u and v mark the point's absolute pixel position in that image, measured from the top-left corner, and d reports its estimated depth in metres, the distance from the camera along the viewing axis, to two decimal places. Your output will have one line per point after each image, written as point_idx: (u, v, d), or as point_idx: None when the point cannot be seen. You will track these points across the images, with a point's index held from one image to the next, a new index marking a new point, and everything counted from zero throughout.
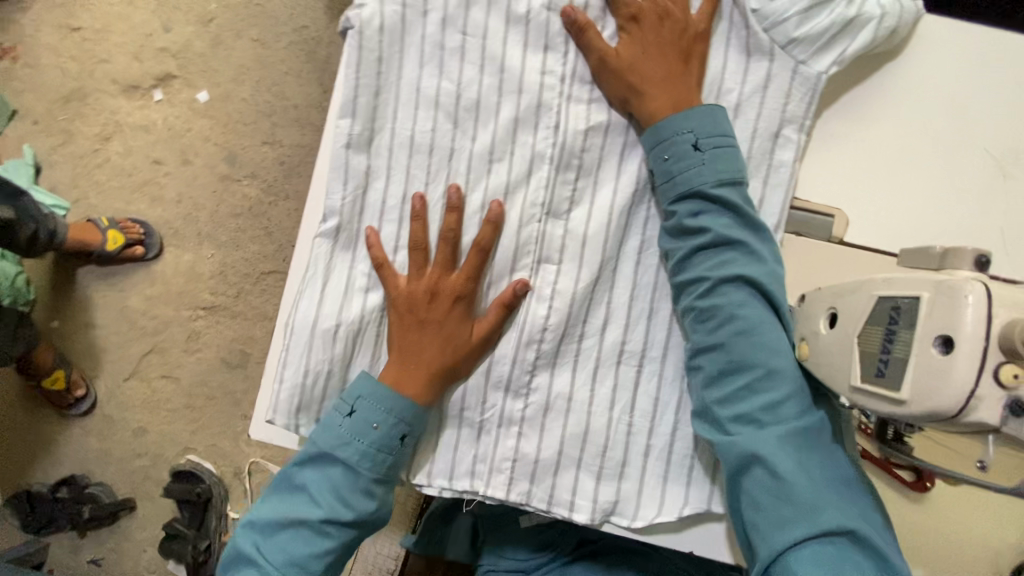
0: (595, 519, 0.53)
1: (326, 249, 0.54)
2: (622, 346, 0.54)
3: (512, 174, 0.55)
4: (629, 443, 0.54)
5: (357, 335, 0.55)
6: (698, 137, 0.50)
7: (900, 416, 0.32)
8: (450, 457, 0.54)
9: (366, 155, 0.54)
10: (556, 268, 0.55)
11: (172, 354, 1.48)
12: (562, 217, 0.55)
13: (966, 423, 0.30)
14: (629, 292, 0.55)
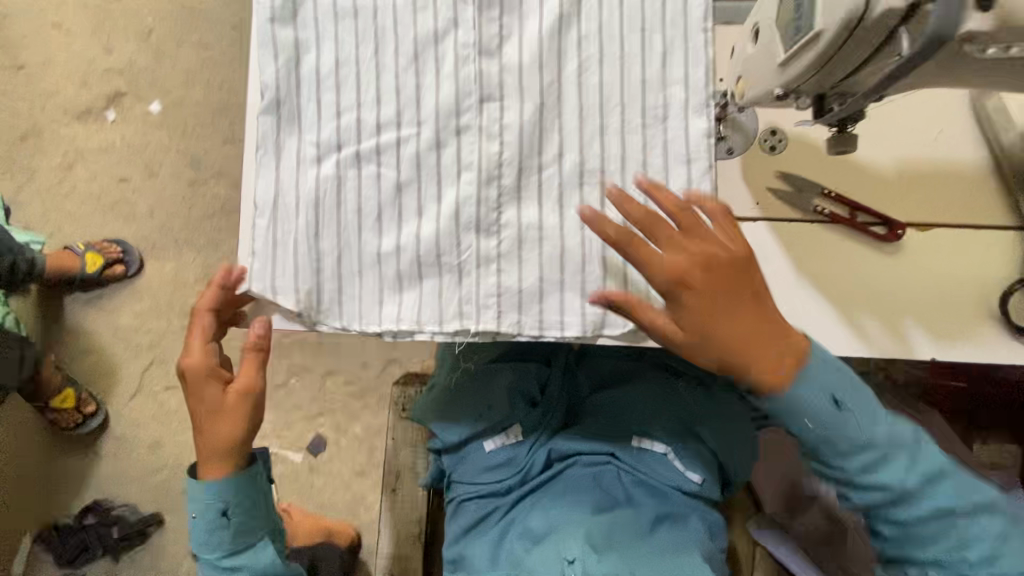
0: (587, 334, 0.54)
1: (272, 125, 0.55)
2: (581, 166, 0.54)
3: (436, 22, 0.55)
4: (607, 254, 0.54)
5: (320, 204, 0.55)
6: (837, 396, 0.51)
7: (820, 50, 0.35)
8: (435, 305, 0.55)
9: (292, 29, 0.55)
10: (499, 104, 0.55)
11: (174, 364, 1.40)
12: (495, 54, 0.55)
13: (876, 19, 0.33)
14: (577, 112, 0.54)
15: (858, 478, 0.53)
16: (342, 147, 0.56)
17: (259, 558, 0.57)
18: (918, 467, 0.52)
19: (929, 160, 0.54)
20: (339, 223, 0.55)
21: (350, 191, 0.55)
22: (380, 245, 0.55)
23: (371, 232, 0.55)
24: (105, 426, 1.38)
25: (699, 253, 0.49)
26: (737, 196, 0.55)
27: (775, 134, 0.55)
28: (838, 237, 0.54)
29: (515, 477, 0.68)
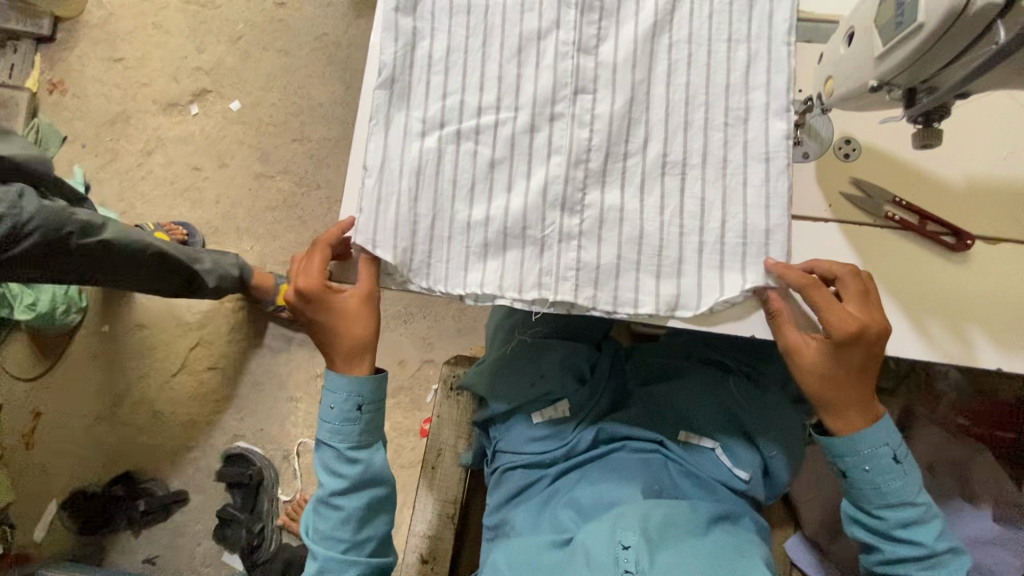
0: (659, 312, 0.57)
1: (384, 99, 0.61)
2: (664, 157, 0.58)
3: (541, 20, 0.60)
4: (683, 240, 0.57)
5: (420, 173, 0.60)
6: (898, 452, 0.56)
7: (914, 49, 0.37)
8: (516, 273, 0.59)
9: (411, 18, 0.61)
10: (592, 96, 0.59)
11: (217, 345, 1.41)
12: (592, 52, 0.60)
13: (974, 18, 0.34)
14: (664, 109, 0.59)
15: (894, 531, 0.57)
16: (445, 124, 0.60)
17: (375, 458, 0.64)
18: (946, 534, 0.57)
19: (998, 178, 0.57)
20: (436, 191, 0.60)
21: (448, 163, 0.60)
22: (470, 215, 0.60)
23: (463, 202, 0.60)
24: None
25: (878, 324, 0.53)
26: (810, 198, 0.58)
27: (849, 143, 0.58)
28: (906, 242, 0.57)
29: (560, 449, 0.75)
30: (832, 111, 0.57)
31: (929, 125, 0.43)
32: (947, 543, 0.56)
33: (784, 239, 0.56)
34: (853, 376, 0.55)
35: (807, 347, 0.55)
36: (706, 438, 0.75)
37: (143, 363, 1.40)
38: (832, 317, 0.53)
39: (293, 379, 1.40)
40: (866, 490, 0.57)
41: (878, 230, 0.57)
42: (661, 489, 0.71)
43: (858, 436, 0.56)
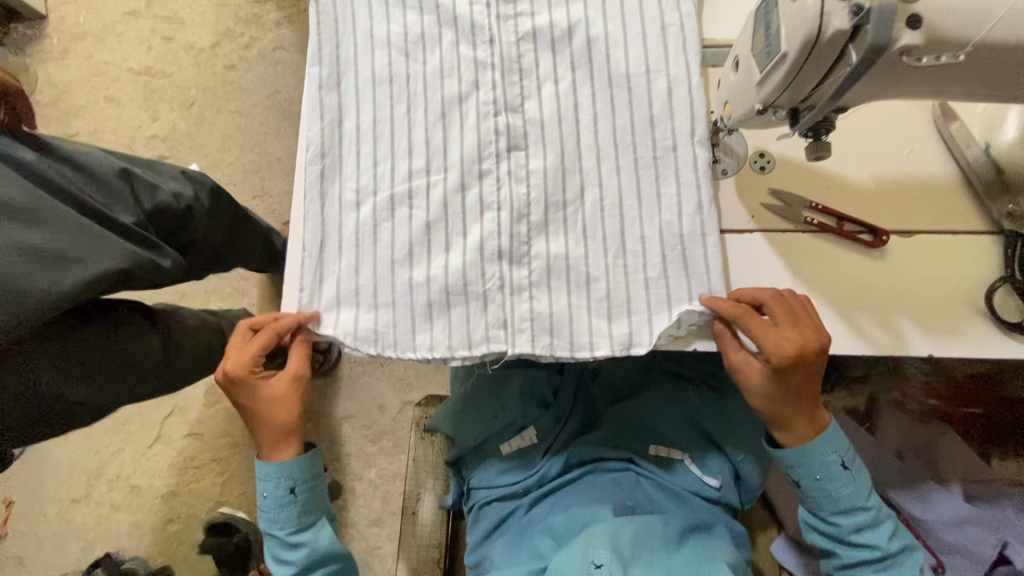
0: (616, 353, 0.58)
1: (316, 174, 0.63)
2: (602, 203, 0.60)
3: (461, 85, 0.63)
4: (629, 280, 0.59)
5: (359, 244, 0.61)
6: (846, 461, 0.59)
7: (783, 75, 0.40)
8: (463, 330, 0.59)
9: (336, 94, 0.64)
10: (524, 152, 0.61)
11: (193, 411, 1.38)
12: (517, 110, 0.62)
13: (830, 42, 0.37)
14: (595, 157, 0.61)
15: (849, 536, 0.60)
16: (378, 192, 0.62)
17: (319, 537, 0.64)
18: (897, 535, 0.61)
19: (905, 175, 0.60)
20: (374, 258, 0.61)
21: (386, 230, 0.61)
22: (411, 276, 0.60)
23: (403, 266, 0.60)
24: (340, 361, 1.35)
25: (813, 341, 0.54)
26: (734, 211, 0.60)
27: (763, 156, 0.62)
28: (828, 246, 0.59)
29: (531, 479, 0.76)
30: (743, 130, 0.60)
31: (819, 138, 0.45)
32: (900, 545, 0.60)
33: (719, 251, 0.58)
34: (793, 393, 0.57)
35: (750, 367, 0.56)
36: (675, 450, 0.76)
37: (119, 439, 1.37)
38: (772, 342, 0.54)
39: None
40: (818, 498, 0.60)
41: (800, 237, 0.60)
42: (635, 504, 0.73)
43: (810, 442, 0.59)
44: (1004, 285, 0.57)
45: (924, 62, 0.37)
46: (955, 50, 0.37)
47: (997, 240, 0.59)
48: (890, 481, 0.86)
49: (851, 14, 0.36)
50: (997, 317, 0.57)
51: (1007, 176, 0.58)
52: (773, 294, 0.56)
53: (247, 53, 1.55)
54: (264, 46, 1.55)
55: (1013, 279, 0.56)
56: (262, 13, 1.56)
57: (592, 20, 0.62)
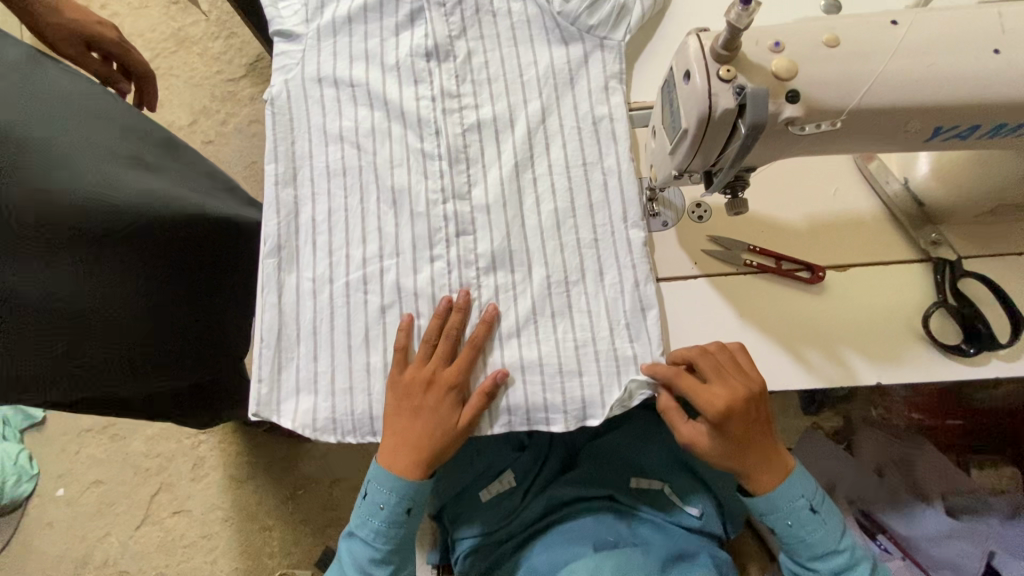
0: (572, 427, 0.60)
1: (273, 266, 0.66)
2: (549, 279, 0.63)
3: (410, 176, 0.69)
4: (580, 353, 0.61)
5: (316, 332, 0.64)
6: (813, 504, 0.60)
7: (687, 146, 0.43)
8: None
9: (292, 188, 0.70)
10: (472, 237, 0.66)
11: (181, 487, 1.36)
12: (465, 196, 0.68)
13: (721, 120, 0.41)
14: (539, 236, 0.65)
15: None
16: (334, 279, 0.66)
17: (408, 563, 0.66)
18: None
19: (833, 214, 0.64)
20: (332, 345, 0.64)
21: (342, 317, 0.64)
22: (369, 361, 0.63)
23: (361, 351, 0.64)
24: None
25: (744, 395, 0.56)
26: (676, 259, 0.64)
27: (700, 207, 0.65)
28: (767, 285, 0.62)
29: (513, 523, 0.78)
30: (678, 184, 0.64)
31: (737, 195, 0.49)
32: None
33: (660, 316, 0.61)
34: (744, 445, 0.58)
35: (699, 433, 0.58)
36: (655, 480, 0.78)
37: (106, 522, 1.35)
38: (705, 403, 0.56)
39: (262, 508, 1.34)
40: (794, 543, 0.61)
41: (738, 278, 0.63)
42: (616, 539, 0.74)
43: (779, 491, 0.59)
44: (938, 309, 0.60)
45: (807, 130, 0.41)
46: (834, 118, 0.41)
47: (925, 267, 0.62)
48: (877, 501, 0.88)
49: (736, 95, 0.40)
50: (935, 340, 0.59)
51: (927, 208, 0.62)
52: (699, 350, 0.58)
53: (224, 128, 1.62)
54: (240, 120, 1.62)
55: (945, 303, 0.59)
56: (236, 90, 1.63)
57: (529, 110, 0.70)
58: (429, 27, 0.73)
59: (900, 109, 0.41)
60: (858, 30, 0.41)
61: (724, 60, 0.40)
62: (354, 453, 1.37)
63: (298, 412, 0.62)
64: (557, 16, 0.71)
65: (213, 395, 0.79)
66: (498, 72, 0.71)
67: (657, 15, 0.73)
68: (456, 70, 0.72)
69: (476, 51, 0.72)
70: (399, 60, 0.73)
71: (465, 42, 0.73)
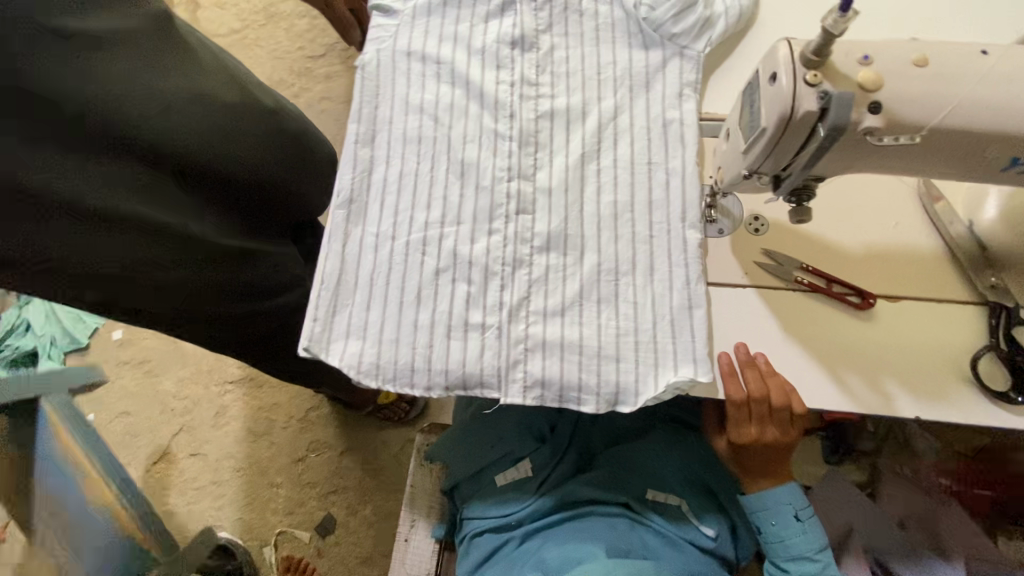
0: (602, 410, 0.61)
1: (342, 217, 0.71)
2: (599, 266, 0.65)
3: (480, 153, 0.73)
4: (620, 339, 0.62)
5: (373, 282, 0.68)
6: (798, 513, 0.69)
7: (763, 145, 0.45)
8: (461, 371, 0.64)
9: (369, 148, 0.74)
10: (531, 216, 0.69)
11: (200, 431, 1.47)
12: (529, 177, 0.71)
13: (801, 120, 0.42)
14: (595, 225, 0.67)
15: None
16: (396, 238, 0.70)
17: None
18: None
19: (892, 245, 0.64)
20: (385, 298, 0.67)
21: (398, 272, 0.68)
22: (417, 318, 0.66)
23: (412, 307, 0.67)
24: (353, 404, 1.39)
25: (770, 436, 0.62)
26: (729, 266, 0.65)
27: (758, 219, 0.66)
28: (815, 305, 0.63)
29: (523, 510, 0.79)
30: (739, 194, 0.66)
31: (801, 203, 0.51)
32: None
33: (706, 316, 0.62)
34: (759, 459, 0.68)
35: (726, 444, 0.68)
36: (672, 495, 0.78)
37: (127, 452, 1.45)
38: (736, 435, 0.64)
39: (274, 465, 1.45)
40: (773, 544, 0.69)
41: (790, 293, 0.63)
42: (629, 549, 0.73)
43: (768, 493, 0.69)
44: (988, 353, 0.60)
45: (885, 142, 0.43)
46: (913, 132, 0.43)
47: (980, 310, 0.62)
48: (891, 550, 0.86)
49: (818, 99, 0.42)
50: (981, 382, 0.59)
51: (989, 251, 0.62)
52: (769, 369, 0.60)
53: (296, 101, 1.70)
54: (312, 96, 1.70)
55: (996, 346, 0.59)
56: (313, 67, 1.72)
57: (602, 106, 0.72)
58: (518, 18, 0.77)
59: (978, 134, 0.42)
60: (949, 55, 0.42)
61: (812, 64, 0.42)
62: (366, 428, 1.46)
63: (344, 354, 0.66)
64: (643, 22, 0.73)
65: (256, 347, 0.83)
66: (578, 67, 0.74)
67: (736, 37, 0.76)
68: (537, 61, 0.76)
69: (559, 46, 0.76)
70: (485, 45, 0.77)
71: (550, 36, 0.77)
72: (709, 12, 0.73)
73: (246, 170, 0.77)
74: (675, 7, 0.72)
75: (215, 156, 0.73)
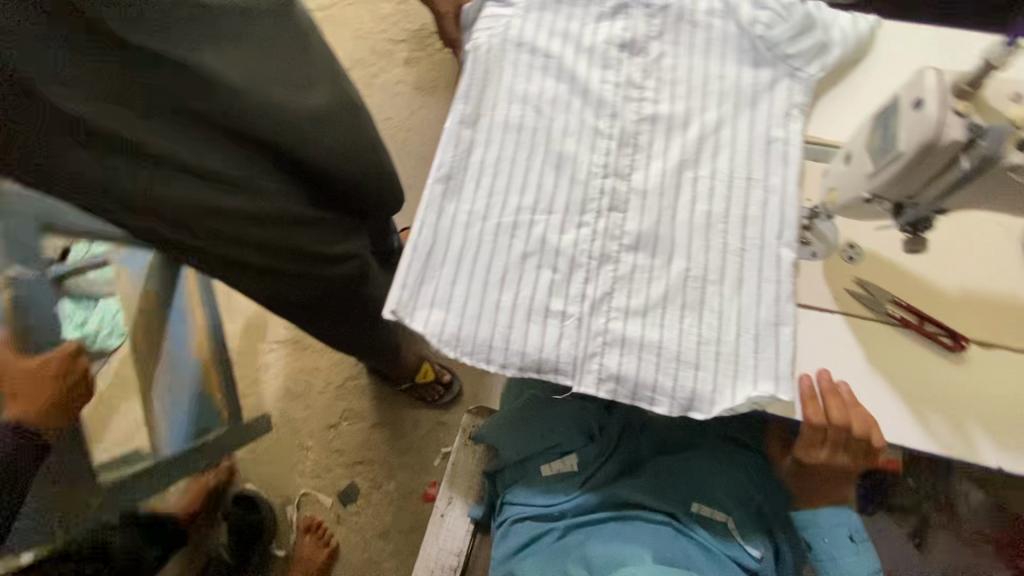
0: (674, 413, 0.62)
1: (439, 192, 0.73)
2: (687, 272, 0.66)
3: (578, 148, 0.74)
4: (701, 346, 0.63)
5: (462, 258, 0.70)
6: (853, 533, 0.74)
7: (897, 170, 0.45)
8: (539, 355, 0.66)
9: (471, 130, 0.76)
10: (623, 215, 0.70)
11: (242, 384, 1.53)
12: (625, 176, 0.72)
13: (946, 149, 0.43)
14: (686, 232, 0.68)
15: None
16: (487, 218, 0.72)
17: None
18: None
19: (992, 292, 0.63)
20: (472, 274, 0.69)
21: (486, 252, 0.70)
22: (500, 298, 0.68)
23: (497, 287, 0.68)
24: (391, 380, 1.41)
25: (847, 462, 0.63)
26: (818, 290, 0.65)
27: (853, 248, 0.66)
28: (902, 340, 0.62)
29: (568, 504, 0.80)
30: (837, 219, 0.65)
31: (916, 234, 0.51)
32: None
33: (792, 334, 0.62)
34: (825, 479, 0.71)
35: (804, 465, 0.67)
36: (719, 512, 0.78)
37: None
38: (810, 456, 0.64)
39: (307, 427, 1.49)
40: (825, 560, 0.74)
41: (878, 325, 0.63)
42: (672, 559, 0.74)
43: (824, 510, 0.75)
44: None
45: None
46: None
47: None
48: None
49: (967, 130, 0.43)
50: None
51: None
52: (853, 399, 0.59)
53: (373, 81, 1.75)
54: (389, 78, 1.75)
55: None
56: (393, 50, 1.77)
57: (705, 116, 0.73)
58: (630, 22, 0.78)
59: None
60: None
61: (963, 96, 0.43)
62: (399, 405, 1.49)
63: (428, 322, 0.68)
64: (757, 40, 0.74)
65: (329, 308, 0.86)
66: (685, 76, 0.75)
67: (847, 65, 0.76)
68: (644, 66, 0.77)
69: (667, 53, 0.77)
70: (595, 44, 0.78)
71: (659, 43, 0.77)
72: (826, 38, 0.73)
73: (326, 146, 0.73)
74: (793, 30, 0.73)
75: (299, 131, 0.69)
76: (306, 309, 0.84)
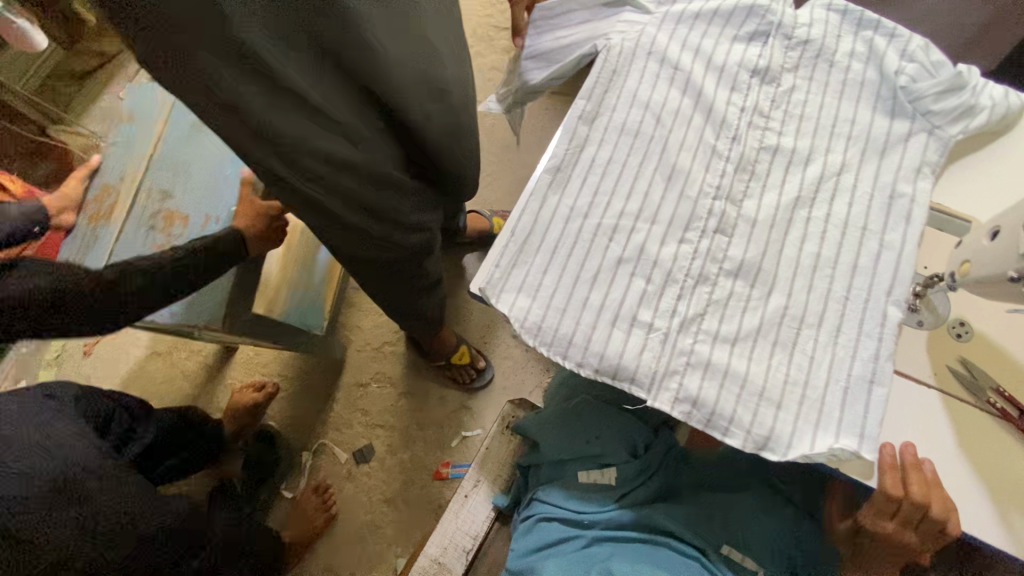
0: (746, 448, 0.60)
1: (546, 182, 0.73)
2: (784, 310, 0.65)
3: (693, 165, 0.73)
4: (787, 387, 0.61)
5: (557, 249, 0.70)
6: None
7: None
8: (617, 361, 0.65)
9: (588, 127, 0.76)
10: (728, 239, 0.69)
11: None
12: (736, 203, 0.71)
13: None
14: (790, 271, 0.66)
15: None
16: (589, 216, 0.71)
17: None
18: None
19: None
20: (565, 267, 0.69)
21: (582, 249, 0.70)
22: (589, 296, 0.68)
23: (587, 285, 0.68)
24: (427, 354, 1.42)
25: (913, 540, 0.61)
26: (918, 361, 0.63)
27: (963, 325, 0.64)
28: (998, 430, 0.60)
29: (600, 514, 0.80)
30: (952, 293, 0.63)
31: None
32: None
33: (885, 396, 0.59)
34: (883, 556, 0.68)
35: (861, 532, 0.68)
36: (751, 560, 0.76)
37: None
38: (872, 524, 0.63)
39: (339, 380, 1.53)
40: None
41: (976, 410, 0.61)
42: None
43: None
44: None
45: None
46: None
47: None
48: None
49: None
50: None
51: None
52: (935, 479, 0.57)
53: None
54: (485, 63, 1.76)
55: None
56: (494, 37, 1.78)
57: (828, 158, 0.71)
58: (767, 49, 0.76)
59: None
60: None
61: None
62: (430, 380, 1.51)
63: (517, 305, 0.68)
64: (899, 90, 0.71)
65: (405, 270, 0.88)
66: (815, 114, 0.73)
67: (985, 136, 0.73)
68: (774, 96, 0.75)
69: (800, 88, 0.75)
70: (727, 64, 0.77)
71: (793, 76, 0.75)
72: (974, 99, 0.69)
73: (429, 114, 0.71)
74: (939, 86, 0.69)
75: (416, 96, 0.68)
76: (371, 266, 0.83)
